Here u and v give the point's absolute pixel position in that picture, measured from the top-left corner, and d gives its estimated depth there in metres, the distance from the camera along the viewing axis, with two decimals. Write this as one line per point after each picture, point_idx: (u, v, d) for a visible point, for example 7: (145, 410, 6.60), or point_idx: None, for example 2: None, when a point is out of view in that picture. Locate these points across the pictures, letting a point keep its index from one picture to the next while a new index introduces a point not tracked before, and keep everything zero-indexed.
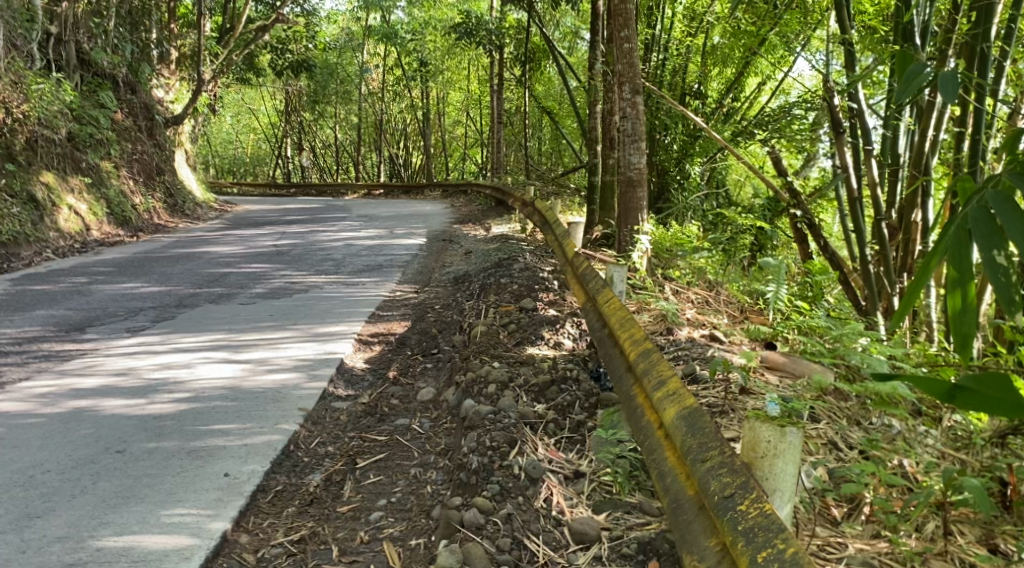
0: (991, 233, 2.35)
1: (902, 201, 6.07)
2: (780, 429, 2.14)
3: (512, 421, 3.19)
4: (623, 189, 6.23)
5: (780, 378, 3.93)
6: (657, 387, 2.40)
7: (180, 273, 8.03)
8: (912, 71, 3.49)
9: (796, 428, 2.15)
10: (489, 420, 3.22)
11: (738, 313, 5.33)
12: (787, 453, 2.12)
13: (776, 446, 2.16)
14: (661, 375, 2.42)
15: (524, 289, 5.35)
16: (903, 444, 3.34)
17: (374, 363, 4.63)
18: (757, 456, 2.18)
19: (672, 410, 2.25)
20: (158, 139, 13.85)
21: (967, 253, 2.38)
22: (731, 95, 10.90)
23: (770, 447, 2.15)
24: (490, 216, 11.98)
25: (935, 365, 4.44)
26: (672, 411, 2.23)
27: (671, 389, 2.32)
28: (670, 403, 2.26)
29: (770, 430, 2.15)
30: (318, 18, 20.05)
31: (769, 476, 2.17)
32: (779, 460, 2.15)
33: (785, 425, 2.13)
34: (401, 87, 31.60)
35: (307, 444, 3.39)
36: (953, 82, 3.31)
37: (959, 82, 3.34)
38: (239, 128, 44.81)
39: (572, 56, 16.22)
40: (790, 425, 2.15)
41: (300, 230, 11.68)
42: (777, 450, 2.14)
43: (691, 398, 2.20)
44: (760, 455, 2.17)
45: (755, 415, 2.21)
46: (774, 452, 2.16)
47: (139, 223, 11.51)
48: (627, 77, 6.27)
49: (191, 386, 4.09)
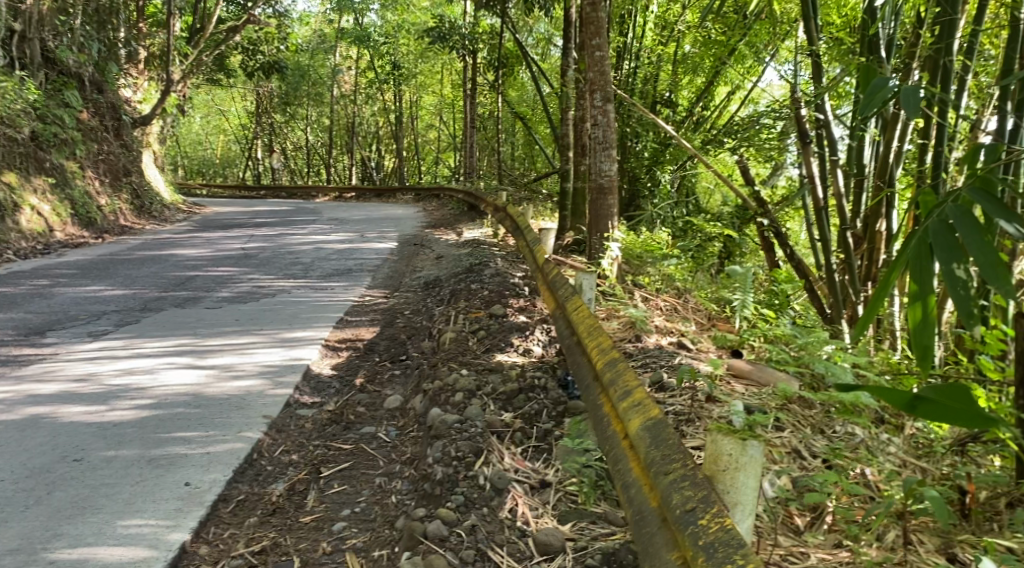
0: (951, 247, 2.38)
1: (867, 211, 6.15)
2: (741, 443, 2.13)
3: (479, 430, 3.18)
4: (594, 196, 6.25)
5: (746, 387, 3.92)
6: (623, 397, 2.40)
7: (145, 276, 7.93)
8: (876, 85, 3.52)
9: (758, 442, 2.15)
10: (455, 430, 3.21)
11: (706, 321, 5.37)
12: (748, 468, 2.11)
13: (737, 460, 2.16)
14: (627, 385, 2.42)
15: (495, 295, 5.33)
16: (865, 452, 3.37)
17: (341, 369, 4.59)
18: (719, 469, 2.17)
19: (636, 421, 2.25)
20: (125, 140, 13.69)
21: (927, 267, 2.41)
22: (701, 104, 10.97)
23: (731, 461, 2.15)
24: (462, 220, 11.96)
25: (898, 374, 4.51)
26: (637, 422, 2.24)
27: (636, 399, 2.32)
28: (635, 414, 2.26)
29: (732, 444, 2.14)
30: (289, 20, 19.93)
31: (730, 490, 2.16)
32: (741, 474, 2.14)
33: (747, 439, 2.13)
34: (374, 90, 31.49)
35: (271, 453, 3.35)
36: (915, 97, 3.34)
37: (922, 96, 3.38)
38: (209, 129, 44.38)
39: (545, 62, 16.26)
40: (751, 438, 2.14)
41: (269, 233, 11.58)
42: (739, 463, 2.14)
43: (656, 409, 2.20)
44: (721, 469, 2.17)
45: (718, 429, 2.21)
46: (736, 466, 2.15)
47: (105, 224, 11.34)
48: (599, 85, 6.29)
49: (154, 392, 4.03)
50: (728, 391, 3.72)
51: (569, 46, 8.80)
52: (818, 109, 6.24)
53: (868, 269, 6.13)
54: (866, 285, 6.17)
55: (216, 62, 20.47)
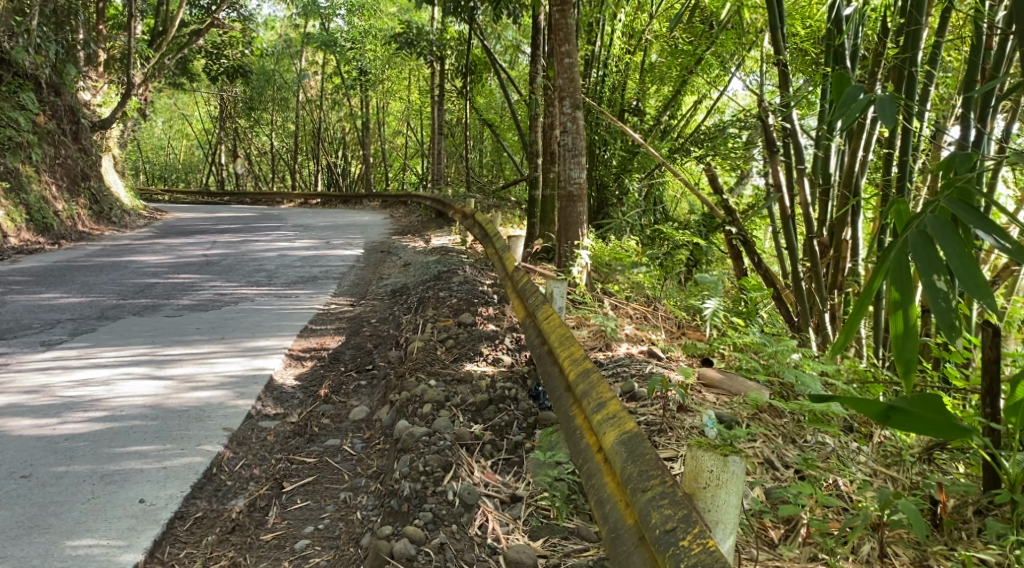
0: (932, 259, 2.33)
1: (833, 220, 6.18)
2: (723, 459, 2.08)
3: (447, 443, 3.10)
4: (563, 204, 6.20)
5: (717, 396, 3.88)
6: (597, 409, 2.33)
7: (103, 283, 7.72)
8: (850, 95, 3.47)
9: (739, 457, 2.10)
10: (423, 443, 3.11)
11: (675, 329, 5.33)
12: (730, 484, 2.06)
13: (718, 476, 2.11)
14: (601, 396, 2.35)
15: (464, 303, 5.25)
16: (836, 462, 3.34)
17: (305, 379, 4.48)
18: (699, 486, 2.12)
19: (611, 434, 2.19)
20: (84, 144, 13.39)
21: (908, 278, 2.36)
22: (669, 113, 10.96)
23: (712, 477, 2.09)
24: (430, 227, 11.85)
25: (865, 382, 4.52)
26: (611, 434, 2.17)
27: (611, 412, 2.26)
28: (610, 426, 2.20)
29: (713, 459, 2.09)
30: (254, 24, 19.68)
31: (711, 507, 2.10)
32: (721, 491, 2.09)
33: (728, 454, 2.08)
34: (340, 95, 31.25)
35: (230, 467, 3.23)
36: (891, 109, 3.28)
37: (896, 107, 3.33)
38: (171, 134, 43.75)
39: (514, 70, 16.25)
40: (732, 453, 2.09)
41: (232, 240, 11.39)
42: (720, 480, 2.09)
43: (631, 422, 2.15)
44: (702, 486, 2.11)
45: (697, 443, 2.15)
46: (717, 483, 2.10)
47: (62, 230, 11.07)
48: (568, 92, 6.25)
49: (109, 404, 3.89)
50: (699, 400, 3.68)
51: (538, 53, 8.76)
52: (785, 119, 6.25)
53: (835, 277, 6.17)
54: (833, 293, 6.21)
55: (179, 65, 20.17)
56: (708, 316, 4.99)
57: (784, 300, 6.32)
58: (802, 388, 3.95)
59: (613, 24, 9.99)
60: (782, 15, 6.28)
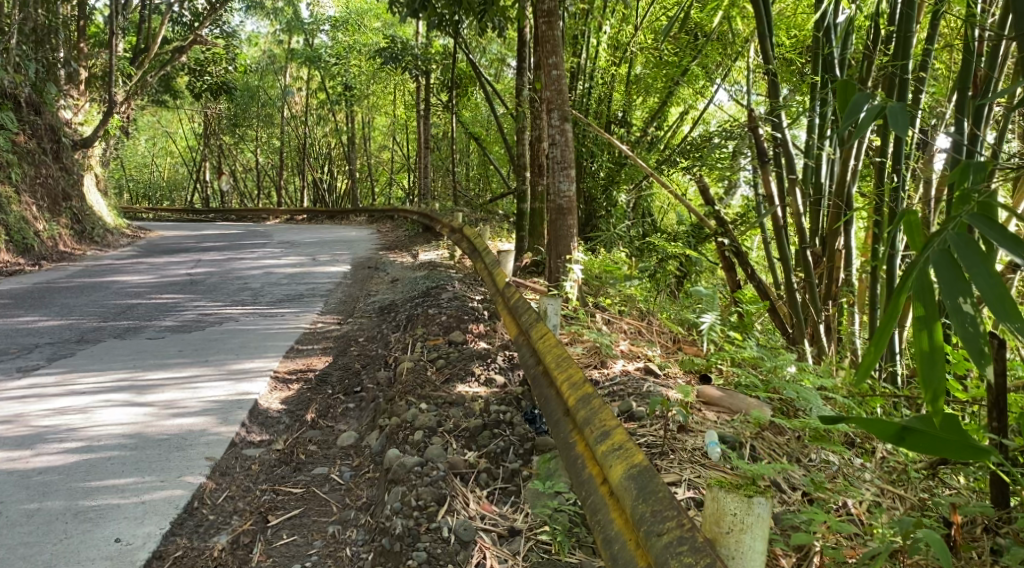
0: (955, 280, 2.21)
1: (826, 230, 6.08)
2: (747, 501, 1.99)
3: (441, 473, 2.97)
4: (553, 217, 6.09)
5: (717, 413, 3.76)
6: (600, 439, 2.21)
7: (84, 304, 7.55)
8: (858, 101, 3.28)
9: (764, 499, 2.01)
10: (415, 474, 2.97)
11: (670, 344, 5.21)
12: (756, 527, 1.97)
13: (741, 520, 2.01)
14: (605, 425, 2.23)
15: (454, 320, 5.11)
16: (843, 482, 3.22)
17: (291, 403, 4.33)
18: (722, 530, 2.01)
19: (618, 467, 2.06)
20: (65, 162, 13.20)
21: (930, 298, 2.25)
22: (656, 124, 10.96)
23: (736, 521, 1.99)
24: (417, 242, 11.73)
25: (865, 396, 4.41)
26: (619, 467, 2.05)
27: (616, 442, 2.13)
28: (617, 459, 2.07)
29: (736, 502, 1.99)
30: (237, 41, 19.56)
31: (736, 554, 1.99)
32: (746, 536, 1.99)
33: (753, 496, 1.99)
34: (325, 110, 31.13)
35: (212, 499, 3.08)
36: (904, 116, 3.13)
37: (908, 114, 3.18)
38: (155, 151, 43.50)
39: (499, 83, 16.18)
40: (757, 495, 2.00)
41: (217, 258, 11.23)
42: (745, 523, 1.98)
43: (640, 454, 2.02)
44: (725, 530, 2.00)
45: (718, 485, 2.05)
46: (740, 527, 2.00)
47: (43, 251, 10.88)
48: (556, 103, 6.14)
49: (86, 434, 3.73)
50: (700, 419, 3.56)
51: (524, 66, 8.67)
52: (774, 128, 6.17)
53: (829, 287, 6.08)
54: (827, 304, 6.12)
55: (162, 83, 20.01)
56: (705, 330, 4.86)
57: (779, 312, 6.22)
58: (804, 405, 3.84)
59: (599, 36, 9.92)
60: (771, 24, 6.20)
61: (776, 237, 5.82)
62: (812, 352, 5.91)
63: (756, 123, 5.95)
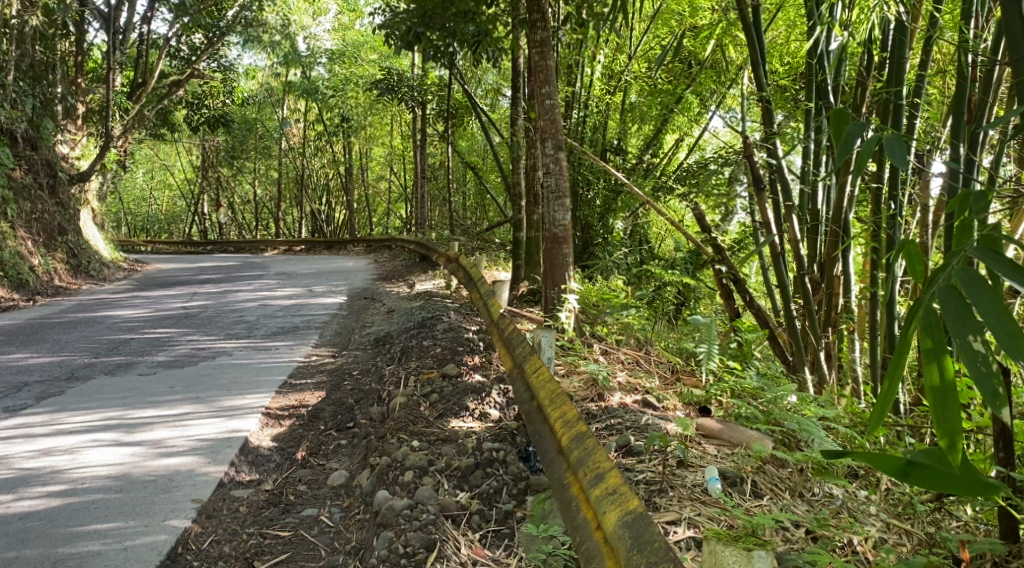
0: (965, 317, 2.13)
1: (823, 257, 6.04)
2: (746, 554, 1.96)
3: (431, 517, 2.88)
4: (548, 246, 6.03)
5: (717, 447, 3.68)
6: (595, 481, 2.13)
7: (76, 340, 7.47)
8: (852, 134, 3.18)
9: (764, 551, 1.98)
10: (404, 518, 2.89)
11: (669, 374, 5.10)
12: None
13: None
14: (598, 466, 2.16)
15: (448, 352, 5.04)
16: (849, 518, 3.12)
17: (282, 440, 4.24)
18: None
19: (613, 513, 1.98)
20: (61, 198, 13.17)
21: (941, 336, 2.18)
22: (651, 152, 10.97)
23: None
24: (414, 271, 11.66)
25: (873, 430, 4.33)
26: (613, 513, 1.97)
27: (610, 486, 2.05)
28: (611, 504, 1.99)
29: (736, 555, 1.97)
30: (234, 74, 19.63)
31: None
32: None
33: (752, 550, 1.96)
34: (322, 142, 31.23)
35: (197, 544, 3.00)
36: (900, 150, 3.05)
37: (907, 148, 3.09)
38: (154, 185, 43.63)
39: (495, 112, 16.18)
40: (757, 548, 1.97)
41: (212, 290, 11.14)
42: None
43: (633, 501, 1.95)
44: None
45: (716, 538, 2.03)
46: None
47: (38, 286, 10.83)
48: (549, 133, 6.11)
49: (70, 475, 3.64)
50: (700, 454, 3.47)
51: (518, 96, 8.67)
52: (769, 155, 6.13)
53: (828, 314, 6.00)
54: (827, 331, 6.05)
55: (160, 117, 20.06)
56: (704, 361, 4.75)
57: (779, 340, 6.14)
58: (806, 437, 3.75)
59: (593, 66, 9.94)
60: (763, 51, 6.18)
61: (773, 263, 5.76)
62: (813, 379, 5.84)
63: (750, 150, 5.91)
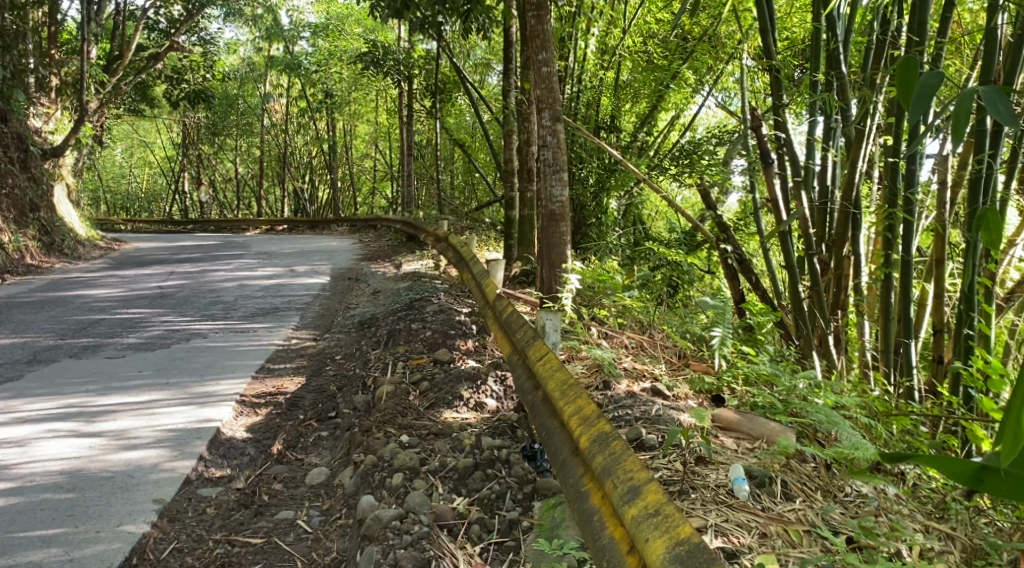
0: None
1: (833, 236, 5.59)
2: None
3: (424, 529, 2.54)
4: (543, 223, 5.63)
5: (736, 441, 3.35)
6: (628, 498, 1.83)
7: (44, 321, 7.06)
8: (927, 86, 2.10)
9: None
10: (393, 531, 2.55)
11: (676, 359, 4.76)
12: None
13: None
14: (630, 477, 1.86)
15: (439, 335, 4.68)
16: (888, 522, 2.81)
17: (258, 431, 3.88)
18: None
19: (657, 543, 1.69)
20: (33, 172, 12.65)
21: None
22: (645, 130, 10.42)
23: None
24: (400, 252, 11.27)
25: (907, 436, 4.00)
26: (655, 540, 1.69)
27: (651, 506, 1.77)
28: (654, 532, 1.71)
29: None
30: (215, 48, 19.02)
31: None
32: None
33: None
34: (306, 119, 30.60)
35: (155, 554, 2.65)
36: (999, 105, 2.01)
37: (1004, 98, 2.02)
38: (133, 162, 42.79)
39: (484, 89, 15.74)
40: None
41: (191, 270, 10.70)
42: None
43: (685, 528, 1.67)
44: None
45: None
46: None
47: (7, 264, 10.37)
48: (546, 104, 5.70)
49: (18, 471, 3.27)
50: (720, 450, 3.14)
51: (509, 69, 8.19)
52: (777, 126, 5.67)
53: (837, 296, 5.57)
54: (836, 314, 5.63)
55: (139, 92, 19.46)
56: (716, 346, 4.41)
57: (788, 324, 5.77)
58: (834, 430, 3.40)
59: (587, 39, 9.47)
60: (773, 19, 5.78)
61: (779, 242, 5.30)
62: (820, 365, 5.38)
63: (758, 122, 5.50)
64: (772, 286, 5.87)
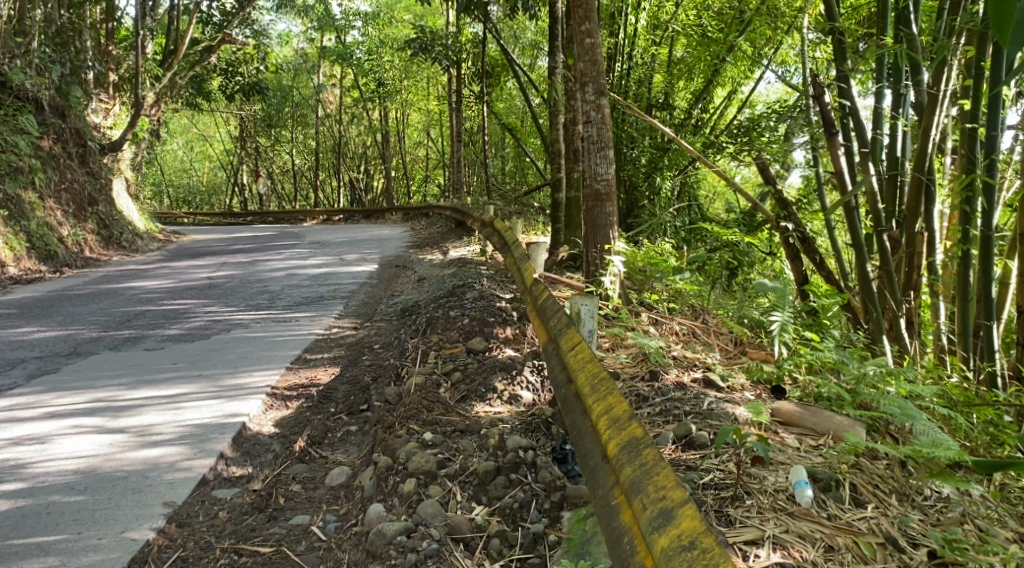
0: None
1: (904, 211, 5.13)
2: None
3: (433, 547, 2.38)
4: (589, 204, 5.31)
5: (798, 437, 3.01)
6: (659, 523, 1.59)
7: (93, 313, 7.03)
8: None
9: None
10: (398, 548, 2.38)
11: (732, 347, 4.41)
12: None
13: None
14: (664, 499, 1.61)
15: (476, 322, 4.43)
16: (976, 532, 2.45)
17: (285, 425, 3.69)
18: None
19: None
20: (92, 167, 12.72)
21: None
22: (700, 106, 9.98)
23: None
24: (450, 238, 11.04)
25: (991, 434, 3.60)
26: None
27: (684, 535, 1.52)
28: None
29: None
30: (268, 39, 18.99)
31: None
32: None
33: None
34: (358, 108, 30.61)
35: (158, 564, 2.48)
36: None
37: None
38: (194, 157, 43.50)
39: (534, 71, 15.37)
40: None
41: (242, 260, 10.64)
42: None
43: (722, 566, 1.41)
44: None
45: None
46: None
47: (66, 257, 10.45)
48: (591, 78, 5.38)
49: (34, 471, 3.13)
50: (779, 448, 2.81)
51: (555, 46, 7.77)
52: (841, 94, 5.22)
53: (908, 275, 5.12)
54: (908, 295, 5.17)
55: (195, 86, 19.55)
56: (775, 332, 4.04)
57: (855, 307, 5.33)
58: (909, 424, 3.04)
59: (637, 13, 9.05)
60: None
61: (845, 218, 4.86)
62: (891, 350, 4.97)
63: (820, 90, 5.04)
64: (838, 266, 5.44)
